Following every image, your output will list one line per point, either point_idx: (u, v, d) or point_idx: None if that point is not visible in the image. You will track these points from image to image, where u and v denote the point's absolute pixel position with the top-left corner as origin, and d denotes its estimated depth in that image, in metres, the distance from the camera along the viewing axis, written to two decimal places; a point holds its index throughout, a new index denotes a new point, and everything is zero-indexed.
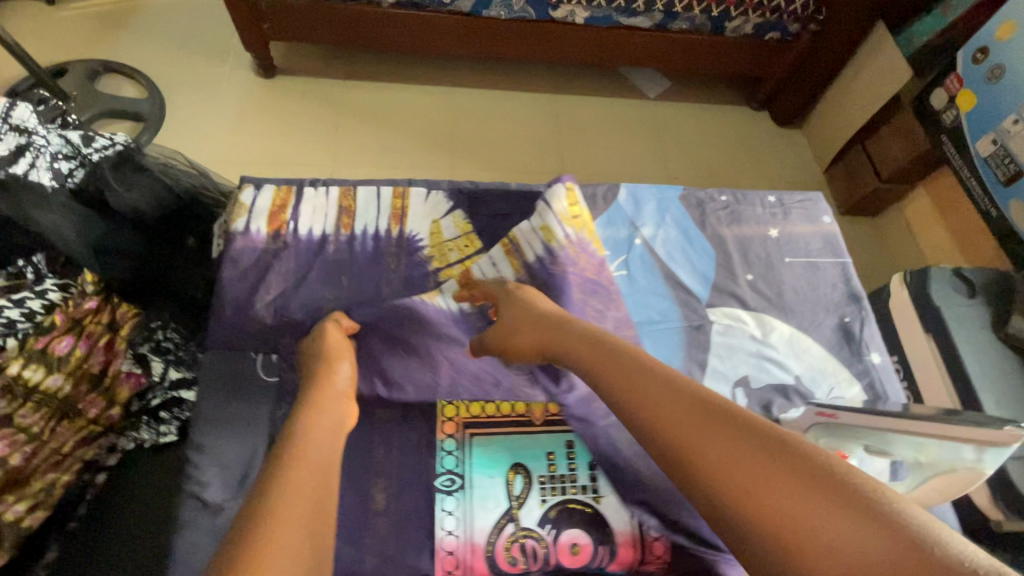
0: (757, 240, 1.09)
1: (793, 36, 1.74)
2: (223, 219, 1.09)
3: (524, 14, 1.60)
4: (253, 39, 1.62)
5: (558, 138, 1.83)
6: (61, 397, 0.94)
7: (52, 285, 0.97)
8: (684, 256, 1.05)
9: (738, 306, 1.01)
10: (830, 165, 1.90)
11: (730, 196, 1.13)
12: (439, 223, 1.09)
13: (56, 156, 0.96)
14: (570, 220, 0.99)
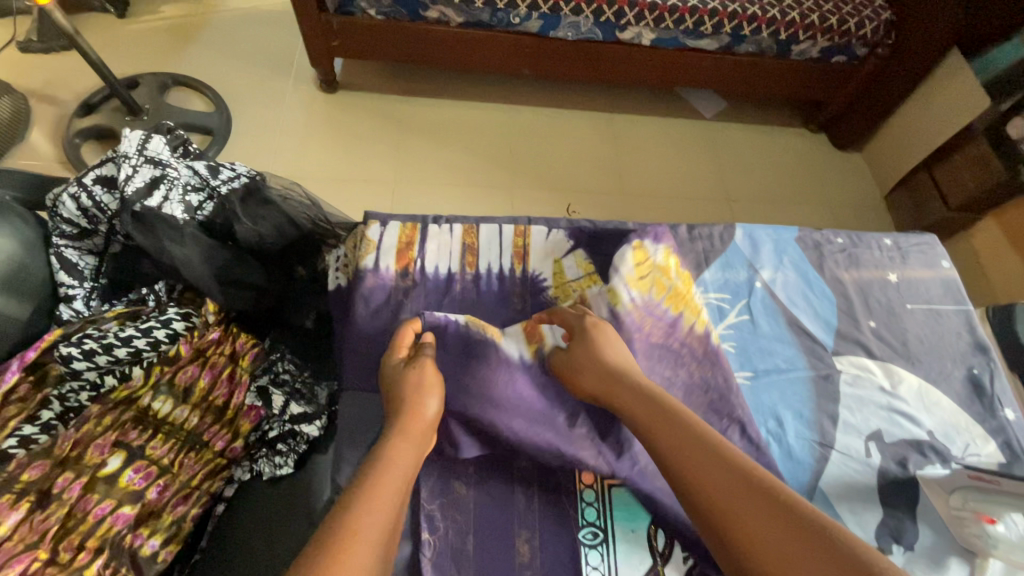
0: (877, 284, 1.04)
1: (860, 59, 1.72)
2: (340, 250, 1.02)
3: (591, 35, 1.61)
4: (321, 55, 1.65)
5: (616, 158, 1.82)
6: (188, 429, 0.83)
7: (174, 313, 0.83)
8: (808, 303, 1.00)
9: (864, 354, 0.95)
10: (891, 190, 1.88)
11: (846, 238, 1.08)
12: (562, 262, 1.02)
13: (186, 188, 0.93)
14: (636, 280, 0.92)
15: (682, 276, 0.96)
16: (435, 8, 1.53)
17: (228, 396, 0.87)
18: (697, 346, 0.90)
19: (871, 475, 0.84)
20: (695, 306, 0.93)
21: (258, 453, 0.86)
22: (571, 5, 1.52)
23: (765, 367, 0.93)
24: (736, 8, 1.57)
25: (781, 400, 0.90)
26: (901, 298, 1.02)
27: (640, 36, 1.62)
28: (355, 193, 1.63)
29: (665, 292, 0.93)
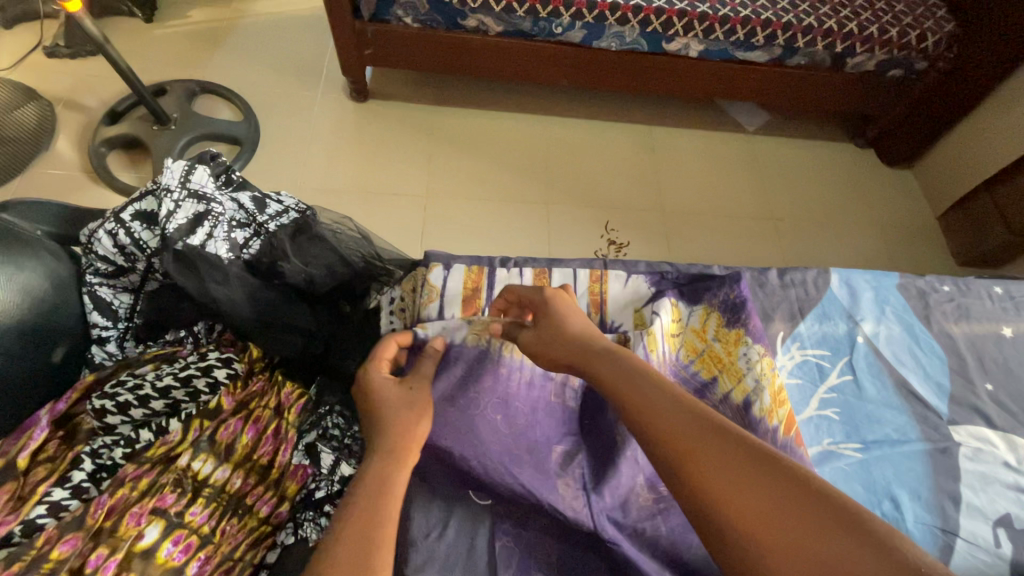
0: (990, 340, 0.95)
1: (918, 74, 1.63)
2: (394, 291, 0.97)
3: (635, 45, 1.54)
4: (353, 62, 1.59)
5: (656, 174, 1.74)
6: (231, 494, 0.74)
7: (214, 358, 0.81)
8: (913, 361, 0.92)
9: (983, 423, 0.87)
10: (947, 212, 1.77)
11: (954, 285, 0.99)
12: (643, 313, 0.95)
13: (231, 224, 0.87)
14: (667, 337, 0.89)
15: (722, 337, 0.88)
16: (474, 16, 1.46)
17: (273, 454, 0.78)
18: (730, 415, 0.81)
19: (1003, 568, 0.76)
20: (733, 372, 0.84)
21: (306, 516, 0.76)
22: (617, 14, 1.44)
23: (875, 439, 0.84)
24: (791, 19, 1.48)
25: (895, 475, 0.81)
26: (1020, 358, 0.94)
27: (687, 47, 1.54)
28: (384, 208, 1.57)
29: (697, 355, 0.88)
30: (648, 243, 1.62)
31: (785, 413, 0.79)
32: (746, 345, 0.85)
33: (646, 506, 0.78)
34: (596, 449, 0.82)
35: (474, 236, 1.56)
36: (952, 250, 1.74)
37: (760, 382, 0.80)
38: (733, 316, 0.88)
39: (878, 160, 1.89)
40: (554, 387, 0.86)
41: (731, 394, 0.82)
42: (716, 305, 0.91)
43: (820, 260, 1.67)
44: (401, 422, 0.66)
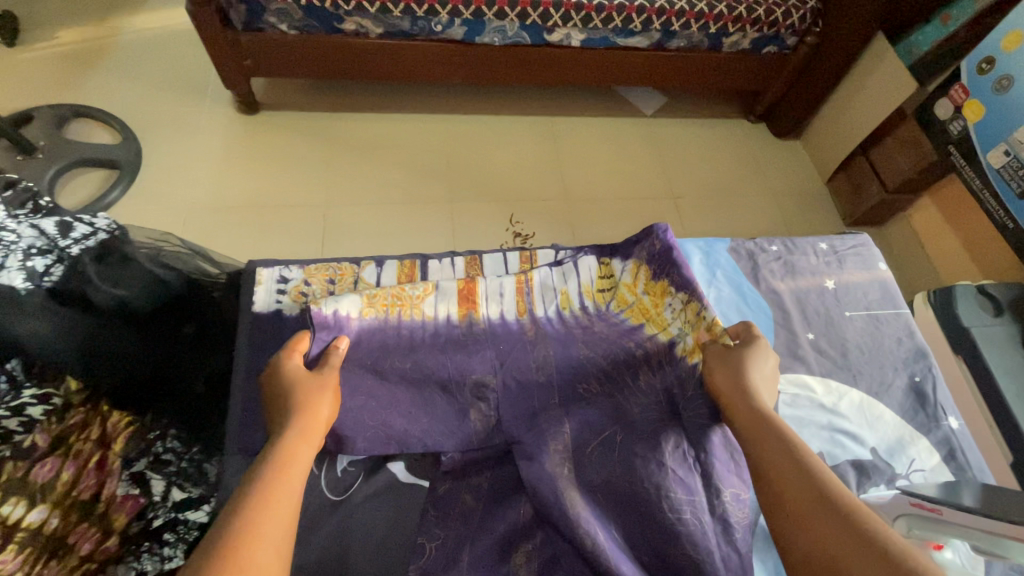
0: (814, 292, 1.02)
1: (790, 49, 1.71)
2: (289, 271, 1.03)
3: (518, 39, 1.55)
4: (232, 74, 1.53)
5: (558, 164, 1.77)
6: (48, 534, 0.74)
7: (30, 396, 0.82)
8: (743, 317, 0.97)
9: (803, 369, 0.92)
10: (832, 177, 1.87)
11: (780, 245, 1.07)
12: (568, 291, 1.07)
13: (29, 252, 0.82)
14: (593, 293, 1.07)
15: (649, 290, 1.03)
16: (351, 20, 1.44)
17: (96, 488, 0.80)
18: (654, 350, 0.97)
19: None
20: (658, 320, 1.00)
21: (139, 547, 0.79)
22: (493, 9, 1.45)
23: None
24: (664, 3, 1.53)
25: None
26: (840, 307, 1.00)
27: (569, 37, 1.57)
28: (282, 222, 1.53)
29: (626, 306, 1.04)
30: (553, 232, 1.64)
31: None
32: (670, 297, 1.00)
33: (559, 421, 0.89)
34: (512, 376, 0.94)
35: (377, 241, 1.54)
36: (838, 212, 1.85)
37: (682, 330, 0.95)
38: (659, 269, 1.03)
39: (768, 134, 1.98)
40: (460, 329, 0.99)
41: (658, 336, 0.98)
42: (643, 259, 1.06)
43: (718, 232, 1.75)
44: (307, 405, 0.75)
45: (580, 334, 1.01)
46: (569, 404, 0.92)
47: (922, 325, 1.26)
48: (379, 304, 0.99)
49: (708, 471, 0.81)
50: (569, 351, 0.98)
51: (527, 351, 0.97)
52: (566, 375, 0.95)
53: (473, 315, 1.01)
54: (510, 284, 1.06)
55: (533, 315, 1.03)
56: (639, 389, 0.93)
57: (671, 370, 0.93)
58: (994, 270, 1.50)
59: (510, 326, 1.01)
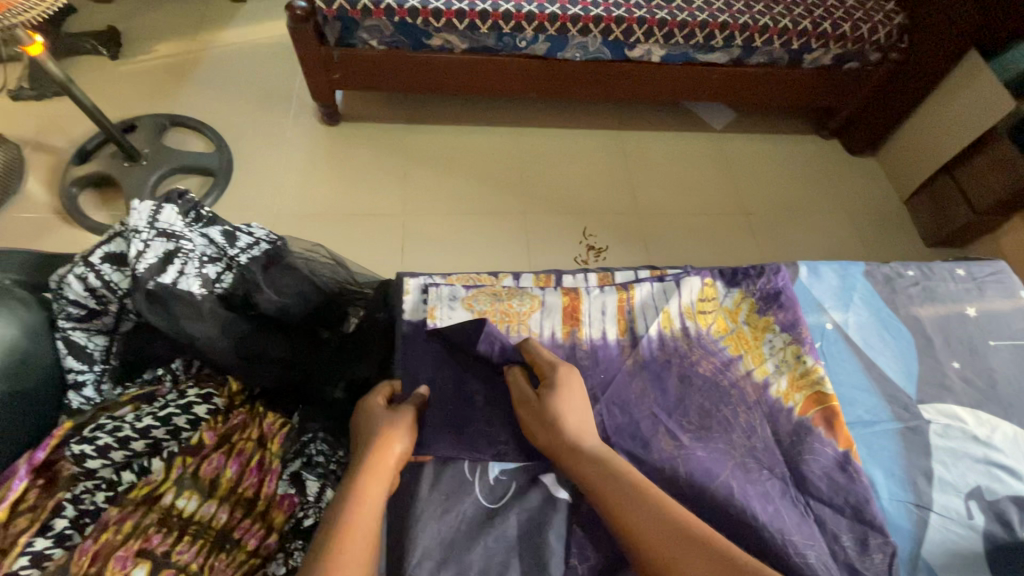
0: (955, 320, 0.99)
1: (873, 65, 1.67)
2: (437, 280, 0.98)
3: (599, 54, 1.57)
4: (321, 87, 1.60)
5: (629, 178, 1.77)
6: (217, 527, 0.77)
7: (194, 395, 0.86)
8: (885, 344, 0.95)
9: (953, 400, 0.90)
10: (911, 197, 1.82)
11: (917, 270, 1.03)
12: (669, 312, 0.95)
13: (202, 260, 0.90)
14: (694, 314, 0.95)
15: (751, 322, 0.96)
16: (439, 35, 1.48)
17: (258, 485, 0.82)
18: (750, 391, 0.88)
19: (976, 541, 0.78)
20: (757, 354, 0.92)
21: (294, 544, 0.77)
22: (578, 25, 1.47)
23: (848, 420, 0.87)
24: (747, 20, 1.52)
25: (870, 456, 0.84)
26: (983, 335, 0.97)
27: (650, 53, 1.57)
28: (364, 230, 1.58)
29: (727, 333, 0.95)
30: (625, 246, 1.64)
31: (801, 397, 0.87)
32: (771, 333, 0.94)
33: (669, 451, 0.79)
34: (613, 400, 0.84)
35: (454, 251, 1.57)
36: (918, 231, 1.79)
37: (779, 367, 0.91)
38: (765, 304, 0.97)
39: (844, 150, 1.94)
40: (564, 350, 0.90)
41: (753, 373, 0.90)
42: (752, 292, 0.98)
43: (793, 251, 1.71)
44: (379, 439, 0.71)
45: (678, 364, 0.89)
46: (682, 437, 0.81)
47: None
48: (489, 320, 0.92)
49: (818, 514, 0.77)
50: (664, 386, 0.87)
51: (625, 379, 0.86)
52: (670, 406, 0.84)
53: (576, 334, 0.91)
54: (611, 303, 0.95)
55: (634, 335, 0.92)
56: (741, 428, 0.83)
57: (766, 410, 0.86)
58: None
59: (610, 350, 0.90)
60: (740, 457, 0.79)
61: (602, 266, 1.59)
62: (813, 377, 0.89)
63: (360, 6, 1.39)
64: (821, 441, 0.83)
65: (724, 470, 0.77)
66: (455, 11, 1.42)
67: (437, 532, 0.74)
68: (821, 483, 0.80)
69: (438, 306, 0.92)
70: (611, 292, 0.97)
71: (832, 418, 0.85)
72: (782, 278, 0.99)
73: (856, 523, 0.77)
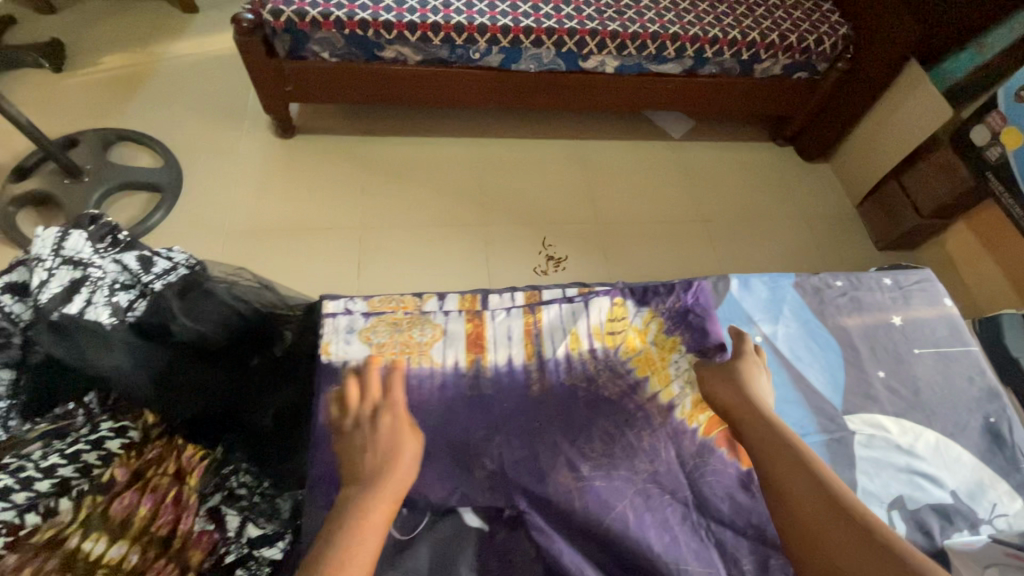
0: (881, 329, 1.01)
1: (821, 75, 1.72)
2: (356, 306, 0.98)
3: (553, 66, 1.58)
4: (273, 100, 1.57)
5: (589, 188, 1.78)
6: (126, 569, 0.75)
7: (107, 429, 0.87)
8: (810, 357, 0.97)
9: (877, 409, 0.92)
10: (863, 200, 1.86)
11: (846, 280, 1.05)
12: (577, 333, 0.99)
13: (113, 287, 0.91)
14: (603, 335, 0.99)
15: (659, 343, 0.99)
16: (391, 48, 1.47)
17: (172, 524, 0.79)
18: (655, 413, 0.92)
19: None
20: (662, 376, 0.95)
21: None
22: (531, 37, 1.48)
23: None
24: (697, 31, 1.55)
25: None
26: (908, 343, 1.00)
27: (603, 64, 1.59)
28: (320, 245, 1.55)
29: (634, 354, 0.98)
30: (585, 256, 1.65)
31: (705, 418, 0.92)
32: (677, 354, 0.97)
33: (566, 484, 0.85)
34: (516, 434, 0.89)
35: (414, 263, 1.56)
36: (870, 234, 1.83)
37: (683, 389, 0.94)
38: (673, 324, 1.00)
39: (797, 157, 1.98)
40: (470, 379, 0.93)
41: (659, 395, 0.94)
42: (660, 311, 1.02)
43: (749, 257, 1.74)
44: (393, 453, 0.75)
45: (585, 389, 0.94)
46: (582, 469, 0.86)
47: None
48: (388, 352, 0.94)
49: (718, 536, 0.84)
50: (571, 414, 0.92)
51: (531, 407, 0.92)
52: (575, 435, 0.89)
53: (480, 361, 0.95)
54: (519, 327, 0.99)
55: (540, 359, 0.96)
56: (644, 453, 0.89)
57: (670, 432, 0.91)
58: None
59: (517, 375, 0.95)
60: (642, 485, 0.86)
61: (561, 277, 1.59)
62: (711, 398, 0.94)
63: (309, 18, 1.37)
64: (722, 461, 0.89)
65: (625, 498, 0.85)
66: (405, 24, 1.41)
67: None
68: (719, 504, 0.86)
69: (334, 340, 0.95)
70: (519, 316, 1.00)
71: (736, 439, 0.91)
72: (691, 296, 1.02)
73: (756, 544, 0.85)
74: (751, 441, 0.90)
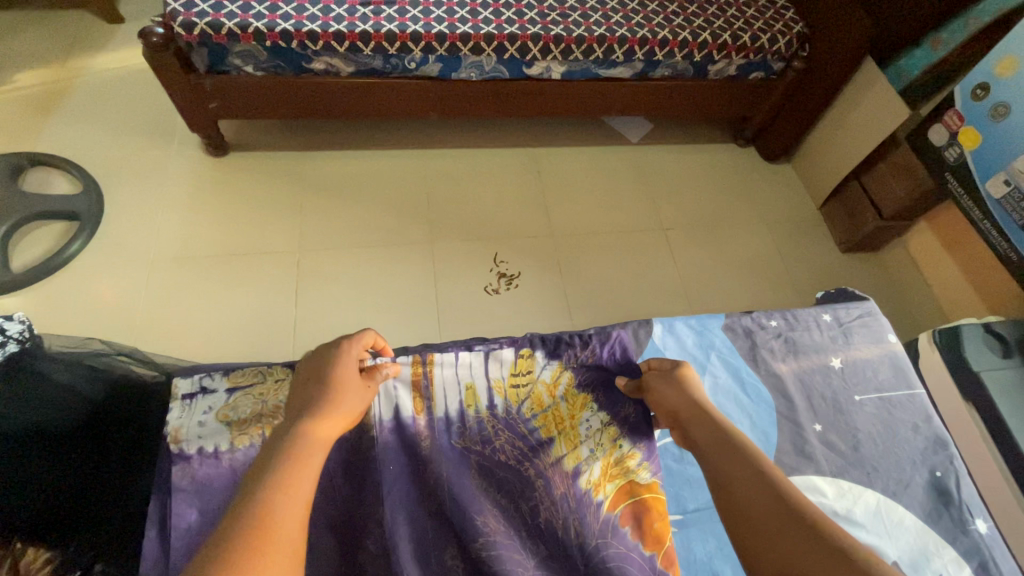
0: (819, 374, 0.96)
1: (777, 74, 1.66)
2: (211, 377, 0.88)
3: (496, 73, 1.49)
4: (197, 118, 1.47)
5: (544, 199, 1.70)
6: None
7: None
8: (738, 410, 0.91)
9: (812, 469, 0.87)
10: (825, 201, 1.82)
11: (782, 319, 1.00)
12: (473, 389, 0.89)
13: None
14: (505, 390, 0.90)
15: (569, 399, 0.90)
16: (319, 59, 1.37)
17: None
18: (557, 482, 0.84)
19: None
20: (570, 438, 0.87)
21: None
22: (469, 44, 1.39)
23: (696, 506, 0.87)
24: (646, 34, 1.47)
25: (718, 550, 0.84)
26: (848, 389, 0.95)
27: (549, 70, 1.51)
28: (255, 271, 1.46)
29: (541, 411, 0.89)
30: (540, 272, 1.57)
31: (613, 489, 0.83)
32: (589, 412, 0.89)
33: (451, 563, 0.79)
34: (400, 506, 0.81)
35: (356, 287, 1.47)
36: (833, 237, 1.79)
37: (593, 452, 0.86)
38: (585, 378, 0.91)
39: (758, 157, 1.93)
40: (350, 443, 0.85)
41: (563, 460, 0.85)
42: (571, 364, 0.92)
43: (710, 266, 1.68)
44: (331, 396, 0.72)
45: (478, 454, 0.86)
46: (471, 549, 0.78)
47: (926, 365, 1.22)
48: (252, 428, 0.84)
49: None
50: (461, 482, 0.83)
51: (419, 471, 0.84)
52: (463, 521, 0.80)
53: (361, 420, 0.85)
54: (405, 383, 0.88)
55: (431, 417, 0.87)
56: (542, 531, 0.81)
57: (571, 506, 0.81)
58: (996, 301, 1.45)
59: (401, 435, 0.86)
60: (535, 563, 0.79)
61: (514, 295, 1.52)
62: (625, 463, 0.85)
63: (224, 31, 1.27)
64: (626, 544, 0.79)
65: None
66: (331, 34, 1.31)
67: None
68: None
69: (184, 425, 0.83)
70: (408, 370, 0.89)
71: (643, 516, 0.81)
72: (607, 350, 0.93)
73: None
74: (659, 520, 0.80)
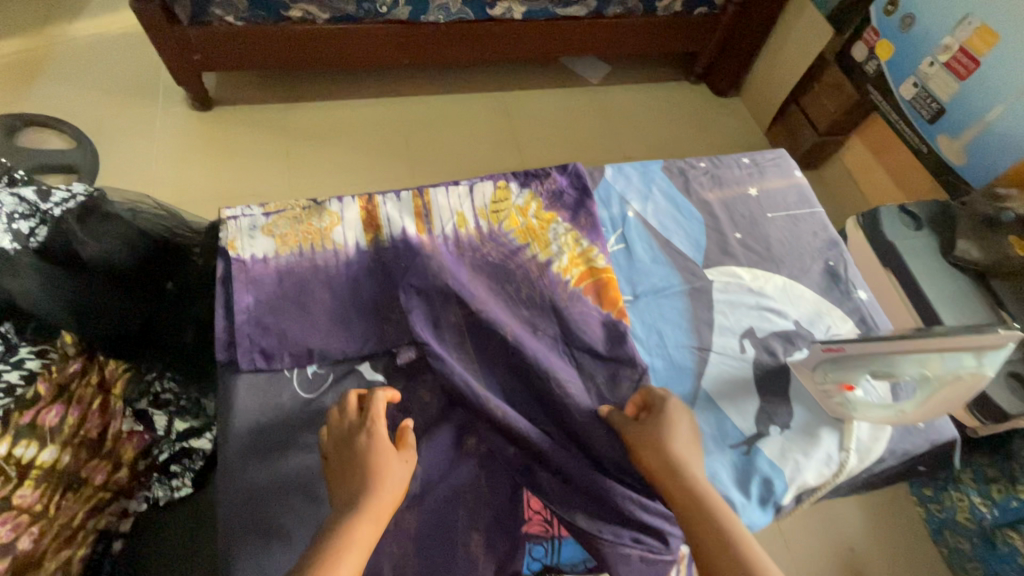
0: (740, 200, 1.15)
1: (719, 9, 1.82)
2: (254, 214, 1.01)
3: (462, 15, 1.61)
4: (183, 70, 1.56)
5: (513, 136, 1.84)
6: (61, 469, 0.84)
7: (27, 352, 0.86)
8: (677, 225, 1.11)
9: (732, 262, 1.07)
10: (769, 126, 1.98)
11: (708, 162, 1.20)
12: (464, 215, 1.05)
13: (13, 217, 0.91)
14: (487, 215, 1.06)
15: (539, 216, 1.06)
16: (297, 7, 1.48)
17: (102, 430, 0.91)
18: (534, 270, 1.00)
19: (745, 367, 0.97)
20: (543, 241, 1.03)
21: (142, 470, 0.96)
22: None
23: (643, 290, 1.03)
24: None
25: (659, 316, 1.01)
26: (763, 210, 1.14)
27: (511, 10, 1.64)
28: None
29: (517, 227, 1.05)
30: None
31: (578, 271, 1.01)
32: (555, 223, 1.05)
33: (455, 320, 0.92)
34: (409, 282, 0.92)
35: None
36: None
37: (561, 250, 1.02)
38: (551, 202, 1.09)
39: (709, 91, 2.08)
40: (369, 252, 0.99)
41: (539, 256, 1.01)
42: (540, 191, 1.09)
43: None
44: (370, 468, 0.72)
45: (471, 256, 1.01)
46: (471, 304, 0.91)
47: (854, 244, 1.40)
48: (292, 241, 0.99)
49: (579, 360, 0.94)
50: (459, 272, 0.95)
51: (422, 258, 0.94)
52: (463, 288, 0.92)
53: (378, 237, 1.00)
54: (407, 206, 1.04)
55: (431, 234, 1.02)
56: (525, 299, 0.97)
57: (548, 282, 0.98)
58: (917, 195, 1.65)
59: (408, 241, 0.98)
60: (524, 318, 0.95)
61: None
62: (586, 255, 1.03)
63: None
64: (588, 307, 0.97)
65: (506, 324, 0.91)
66: None
67: (256, 416, 0.88)
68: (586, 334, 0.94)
69: (239, 237, 0.98)
70: (410, 200, 1.05)
71: (602, 289, 0.99)
72: (566, 178, 1.12)
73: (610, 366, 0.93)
74: (614, 290, 0.98)
